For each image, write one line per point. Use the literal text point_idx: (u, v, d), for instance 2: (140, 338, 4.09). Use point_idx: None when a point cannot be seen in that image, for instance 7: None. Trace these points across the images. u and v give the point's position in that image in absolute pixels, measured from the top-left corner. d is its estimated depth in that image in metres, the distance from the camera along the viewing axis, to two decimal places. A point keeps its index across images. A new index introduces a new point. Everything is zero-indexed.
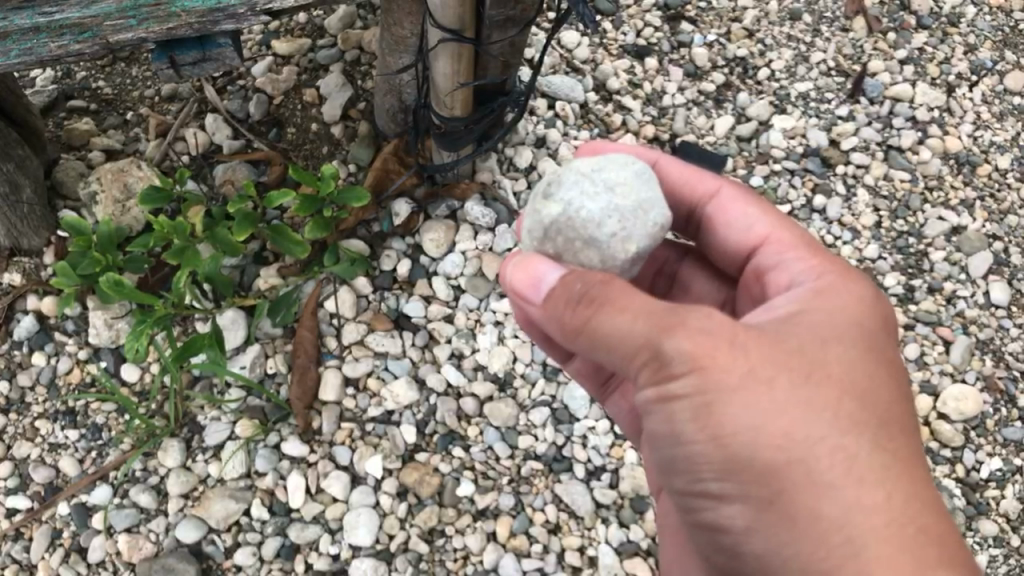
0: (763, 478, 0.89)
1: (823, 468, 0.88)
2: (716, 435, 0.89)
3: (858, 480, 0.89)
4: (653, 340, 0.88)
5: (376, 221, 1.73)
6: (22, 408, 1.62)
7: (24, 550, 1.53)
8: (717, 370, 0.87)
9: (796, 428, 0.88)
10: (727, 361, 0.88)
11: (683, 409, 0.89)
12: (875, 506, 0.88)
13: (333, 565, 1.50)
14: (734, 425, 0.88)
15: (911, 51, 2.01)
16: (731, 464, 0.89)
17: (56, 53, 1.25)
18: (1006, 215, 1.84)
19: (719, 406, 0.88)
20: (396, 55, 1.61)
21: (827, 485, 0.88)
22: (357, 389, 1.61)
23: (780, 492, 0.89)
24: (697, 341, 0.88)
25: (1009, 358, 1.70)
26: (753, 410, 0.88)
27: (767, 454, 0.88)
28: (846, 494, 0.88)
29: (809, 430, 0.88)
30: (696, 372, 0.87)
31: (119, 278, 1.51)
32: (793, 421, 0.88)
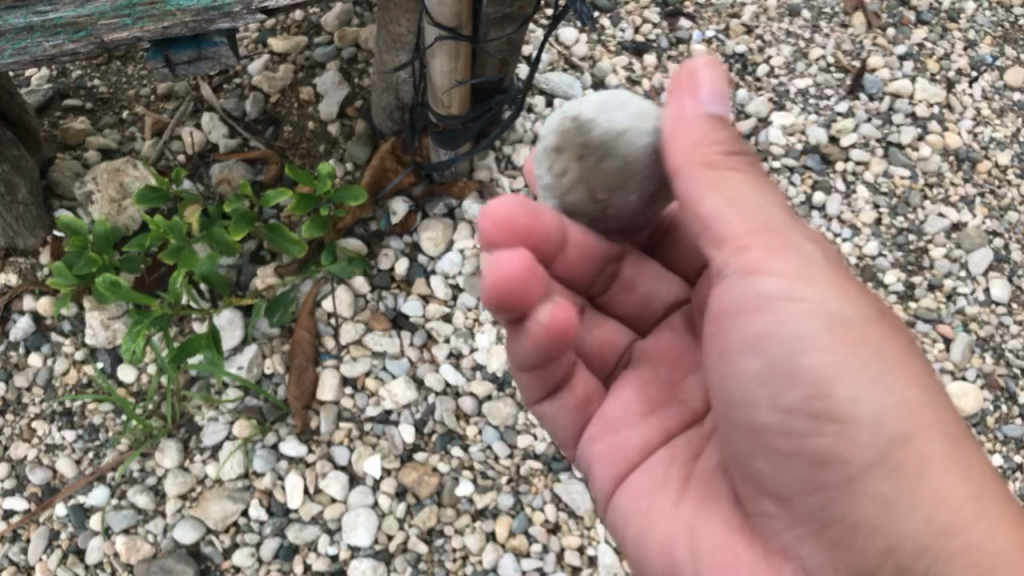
0: (870, 378, 0.89)
1: (934, 427, 0.89)
2: (841, 340, 0.90)
3: (946, 434, 0.90)
4: (768, 231, 0.92)
5: (374, 220, 1.72)
6: (18, 409, 1.61)
7: (21, 551, 1.52)
8: (847, 292, 0.92)
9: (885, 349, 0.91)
10: (854, 294, 0.93)
11: (811, 305, 0.91)
12: (943, 445, 0.90)
13: (332, 565, 1.49)
14: (837, 317, 0.91)
15: (910, 47, 2.01)
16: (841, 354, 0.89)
17: (50, 53, 1.24)
18: (1005, 211, 1.83)
19: (857, 325, 0.91)
20: (393, 53, 1.59)
21: (915, 406, 0.89)
22: (355, 389, 1.61)
23: (914, 430, 0.88)
24: (822, 264, 0.93)
25: (1009, 356, 1.69)
26: (850, 314, 0.91)
27: (866, 356, 0.90)
28: (926, 424, 0.89)
29: (914, 373, 0.91)
30: (828, 284, 0.92)
31: (115, 278, 1.50)
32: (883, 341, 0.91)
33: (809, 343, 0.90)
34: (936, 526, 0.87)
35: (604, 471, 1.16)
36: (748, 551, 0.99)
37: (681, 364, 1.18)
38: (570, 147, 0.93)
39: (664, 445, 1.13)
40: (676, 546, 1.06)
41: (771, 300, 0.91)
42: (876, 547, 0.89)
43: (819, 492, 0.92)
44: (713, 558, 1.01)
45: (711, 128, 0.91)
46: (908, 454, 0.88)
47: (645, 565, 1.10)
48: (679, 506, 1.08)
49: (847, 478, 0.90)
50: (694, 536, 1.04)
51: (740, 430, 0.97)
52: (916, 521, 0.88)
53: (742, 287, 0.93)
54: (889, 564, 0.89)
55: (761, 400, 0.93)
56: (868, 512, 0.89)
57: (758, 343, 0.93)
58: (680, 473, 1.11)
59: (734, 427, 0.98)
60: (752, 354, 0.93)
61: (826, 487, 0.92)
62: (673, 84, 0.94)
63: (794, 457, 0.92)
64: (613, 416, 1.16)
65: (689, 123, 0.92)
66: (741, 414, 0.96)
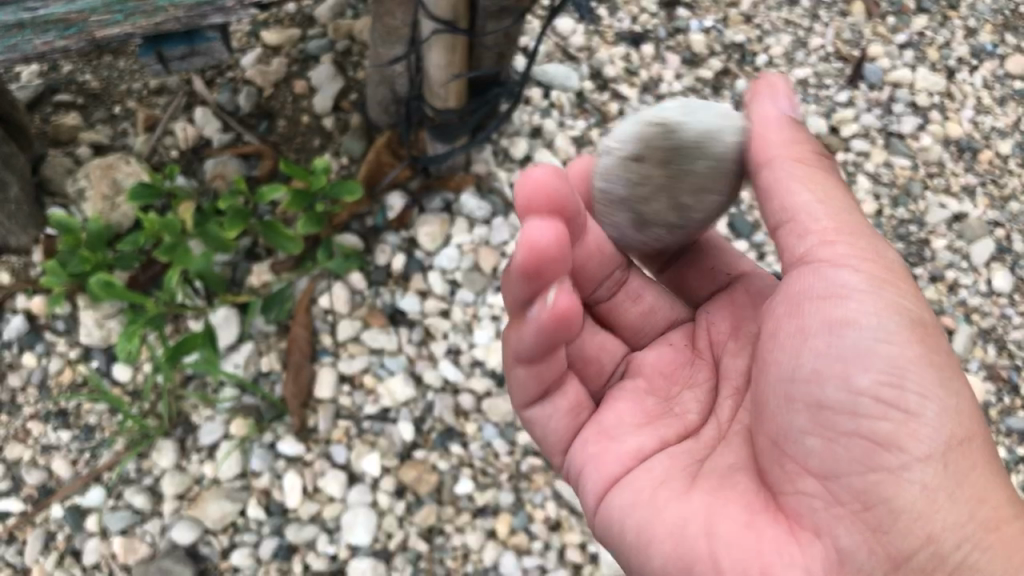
0: (938, 379, 0.91)
1: (980, 441, 0.92)
2: (915, 338, 0.92)
3: (990, 453, 0.93)
4: (851, 236, 0.97)
5: (369, 215, 1.70)
6: (13, 409, 1.59)
7: (18, 553, 1.50)
8: (922, 304, 0.95)
9: (952, 364, 0.94)
10: (925, 305, 0.96)
11: (893, 300, 0.93)
12: (988, 462, 0.92)
13: (331, 565, 1.47)
14: (917, 319, 0.93)
15: (911, 36, 1.99)
16: (916, 346, 0.92)
17: (40, 50, 1.20)
18: (1008, 201, 1.82)
19: (929, 332, 0.94)
20: (388, 47, 1.55)
21: (971, 419, 0.92)
22: (352, 386, 1.59)
23: (966, 437, 0.91)
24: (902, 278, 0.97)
25: (1012, 348, 1.68)
26: (926, 321, 0.94)
27: (937, 361, 0.92)
28: (978, 437, 0.92)
29: (968, 390, 0.93)
30: (908, 294, 0.95)
31: (109, 278, 1.46)
32: (949, 357, 0.94)
33: (889, 333, 0.91)
34: (976, 523, 0.89)
35: (603, 472, 1.10)
36: (774, 527, 0.93)
37: (679, 380, 1.17)
38: (655, 154, 0.99)
39: (659, 450, 1.09)
40: (690, 522, 0.98)
41: (853, 287, 0.94)
42: (915, 536, 0.88)
43: (871, 474, 0.89)
44: (737, 532, 0.93)
45: (796, 130, 0.99)
46: (957, 456, 0.90)
47: (650, 550, 1.00)
48: (691, 490, 1.02)
49: (902, 464, 0.88)
50: (712, 513, 0.97)
51: (798, 405, 0.94)
52: (959, 515, 0.89)
53: (824, 270, 0.95)
54: (926, 555, 0.88)
55: (830, 376, 0.92)
56: (917, 500, 0.88)
57: (836, 324, 0.93)
58: (688, 465, 1.06)
59: (791, 403, 0.95)
60: (828, 332, 0.93)
61: (875, 469, 0.89)
62: (755, 91, 1.03)
63: (853, 436, 0.90)
64: (610, 424, 1.14)
65: (774, 123, 0.99)
66: (804, 388, 0.94)
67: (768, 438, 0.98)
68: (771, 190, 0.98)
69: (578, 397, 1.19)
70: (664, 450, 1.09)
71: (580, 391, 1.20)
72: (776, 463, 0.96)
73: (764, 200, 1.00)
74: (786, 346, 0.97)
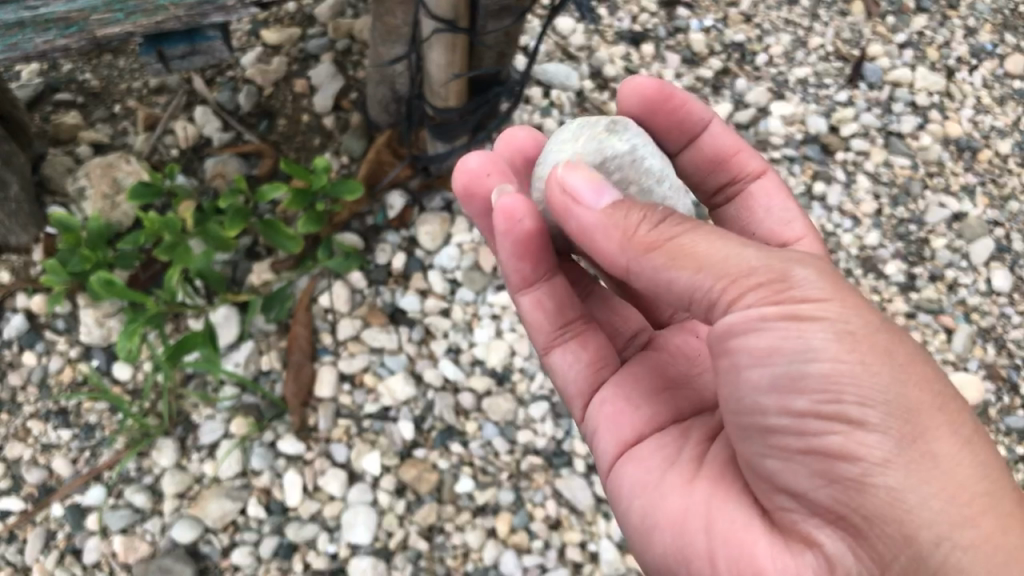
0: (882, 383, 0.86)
1: (942, 429, 0.87)
2: (846, 348, 0.86)
3: (961, 443, 0.88)
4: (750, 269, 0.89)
5: (370, 214, 1.71)
6: (14, 408, 1.59)
7: (18, 552, 1.50)
8: (855, 307, 0.88)
9: (905, 358, 0.88)
10: (856, 306, 0.88)
11: (811, 317, 0.86)
12: (959, 452, 0.87)
13: (331, 564, 1.47)
14: (848, 325, 0.87)
15: (910, 35, 1.99)
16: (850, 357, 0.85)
17: (41, 48, 1.20)
18: (1007, 201, 1.82)
19: (860, 335, 0.87)
20: (388, 46, 1.55)
21: (929, 415, 0.87)
22: (353, 385, 1.59)
23: (921, 432, 0.86)
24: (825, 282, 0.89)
25: (1012, 347, 1.68)
26: (861, 322, 0.87)
27: (879, 362, 0.86)
28: (942, 429, 0.87)
29: (920, 379, 0.88)
30: (835, 299, 0.88)
31: (109, 277, 1.46)
32: (901, 352, 0.88)
33: (815, 352, 0.86)
34: (952, 519, 0.84)
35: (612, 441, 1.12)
36: (766, 534, 0.92)
37: (699, 364, 1.20)
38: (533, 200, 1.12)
39: (656, 431, 1.11)
40: (691, 515, 0.98)
41: (769, 321, 0.87)
42: (893, 539, 0.84)
43: (834, 485, 0.86)
44: (733, 531, 0.93)
45: (616, 211, 0.95)
46: (917, 453, 0.85)
47: (654, 534, 1.03)
48: (695, 479, 1.01)
49: (861, 471, 0.85)
50: (711, 507, 0.97)
51: (750, 432, 0.93)
52: (933, 510, 0.84)
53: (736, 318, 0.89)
54: (907, 556, 0.84)
55: (769, 404, 0.89)
56: (884, 505, 0.84)
57: (763, 356, 0.88)
58: (692, 450, 1.06)
59: (744, 431, 0.94)
60: (758, 365, 0.89)
61: (837, 481, 0.86)
62: (552, 197, 1.00)
63: (807, 452, 0.87)
64: (626, 383, 1.16)
65: (600, 217, 0.95)
66: (753, 414, 0.92)
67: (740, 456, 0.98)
68: (657, 281, 0.93)
69: (599, 353, 1.21)
70: (663, 428, 1.11)
71: (601, 348, 1.21)
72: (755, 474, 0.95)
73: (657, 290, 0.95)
74: (728, 382, 0.94)
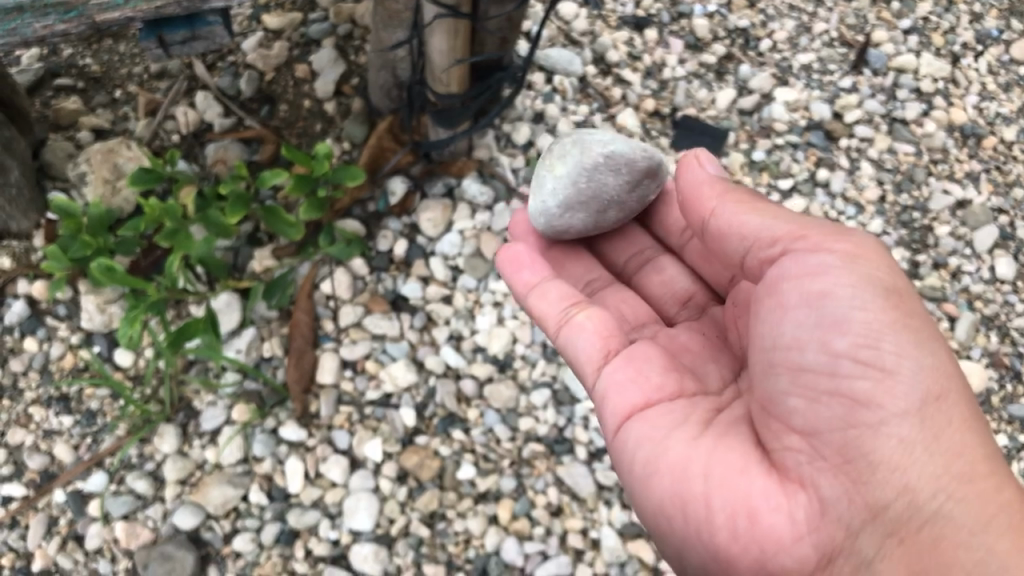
0: (917, 342, 0.96)
1: (961, 399, 0.97)
2: (892, 306, 0.96)
3: (974, 414, 0.98)
4: (815, 228, 1.03)
5: (372, 200, 1.70)
6: (15, 394, 1.59)
7: (21, 538, 1.51)
8: (900, 277, 0.99)
9: (935, 331, 0.98)
10: (901, 276, 1.00)
11: (867, 273, 0.98)
12: (970, 421, 0.97)
13: (333, 551, 1.48)
14: (895, 286, 0.98)
15: (915, 21, 1.98)
16: (894, 312, 0.96)
17: (40, 34, 1.19)
18: (1011, 187, 1.81)
19: (906, 299, 0.98)
20: (390, 31, 1.54)
21: (952, 383, 0.96)
22: (355, 371, 1.59)
23: (944, 395, 0.95)
24: (879, 252, 1.01)
25: (1015, 335, 1.67)
26: (904, 288, 0.99)
27: (916, 327, 0.97)
28: (961, 400, 0.97)
29: (946, 348, 0.98)
30: (884, 265, 0.99)
31: (111, 263, 1.45)
32: (932, 325, 0.99)
33: (863, 302, 0.96)
34: (952, 477, 0.94)
35: (618, 403, 1.09)
36: (765, 476, 0.97)
37: (704, 355, 1.21)
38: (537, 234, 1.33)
39: (673, 397, 1.09)
40: (692, 463, 1.00)
41: (829, 267, 0.98)
42: (893, 486, 0.93)
43: (852, 429, 0.94)
44: (730, 477, 0.97)
45: (722, 181, 1.13)
46: (936, 413, 0.95)
47: (650, 484, 1.04)
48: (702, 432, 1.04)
49: (881, 419, 0.94)
50: (714, 457, 1.00)
51: (779, 370, 1.00)
52: (936, 467, 0.93)
53: (799, 259, 1.00)
54: (902, 503, 0.93)
55: (809, 340, 0.97)
56: (895, 453, 0.93)
57: (814, 298, 0.97)
58: (703, 413, 1.07)
59: (774, 370, 1.00)
60: (807, 305, 0.98)
61: (856, 425, 0.94)
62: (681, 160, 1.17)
63: (834, 395, 0.95)
64: (638, 350, 1.13)
65: (707, 180, 1.13)
66: (787, 354, 0.99)
67: (761, 402, 1.03)
68: (730, 227, 1.10)
69: (608, 328, 1.17)
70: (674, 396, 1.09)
71: (610, 323, 1.17)
72: (769, 423, 1.01)
73: (725, 239, 1.11)
74: (767, 322, 1.02)
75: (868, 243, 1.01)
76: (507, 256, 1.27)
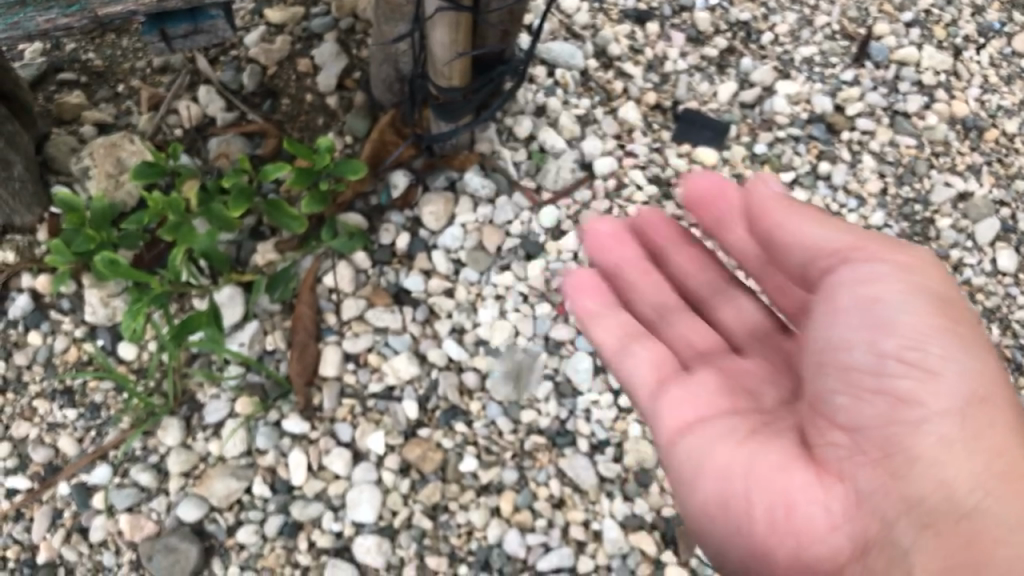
0: (961, 346, 1.01)
1: (1004, 407, 1.02)
2: (940, 313, 1.01)
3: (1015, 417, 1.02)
4: (869, 241, 1.08)
5: (374, 194, 1.70)
6: (19, 388, 1.60)
7: (26, 530, 1.51)
8: (952, 289, 1.04)
9: (981, 338, 1.03)
10: (953, 288, 1.05)
11: (920, 282, 1.03)
12: (1008, 421, 1.01)
13: (336, 542, 1.49)
14: (943, 294, 1.03)
15: (916, 13, 1.97)
16: (941, 317, 1.01)
17: (43, 27, 1.20)
18: (1013, 180, 1.81)
19: (957, 308, 1.03)
20: (392, 24, 1.55)
21: (993, 386, 1.01)
22: (358, 365, 1.60)
23: (984, 396, 1.01)
24: (932, 263, 1.06)
25: (1016, 327, 1.68)
26: (954, 298, 1.04)
27: (963, 332, 1.02)
28: (1000, 402, 1.02)
29: (995, 357, 1.03)
30: (936, 275, 1.04)
31: (113, 257, 1.46)
32: (978, 333, 1.03)
33: (911, 308, 1.01)
34: (990, 474, 0.98)
35: (667, 407, 1.13)
36: (805, 470, 1.03)
37: (769, 375, 1.22)
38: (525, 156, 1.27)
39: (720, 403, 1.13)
40: (737, 461, 1.06)
41: (883, 275, 1.03)
42: (933, 482, 0.99)
43: (891, 424, 1.01)
44: (772, 471, 1.03)
45: (784, 197, 1.13)
46: (976, 413, 1.00)
47: (696, 483, 1.09)
48: (747, 433, 1.09)
49: (921, 417, 1.00)
50: (758, 454, 1.05)
51: (828, 370, 1.05)
52: (974, 465, 0.99)
53: (854, 268, 1.05)
54: (939, 499, 0.98)
55: (857, 343, 1.02)
56: (932, 448, 0.99)
57: (867, 306, 1.02)
58: (751, 417, 1.12)
59: (823, 370, 1.06)
60: (859, 310, 1.03)
61: (896, 422, 1.00)
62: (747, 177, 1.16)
63: (878, 394, 1.01)
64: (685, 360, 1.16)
65: (767, 189, 1.13)
66: (835, 356, 1.04)
67: (808, 404, 1.08)
68: (785, 239, 1.12)
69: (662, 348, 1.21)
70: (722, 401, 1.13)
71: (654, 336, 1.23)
72: (814, 421, 1.07)
73: (779, 249, 1.14)
74: (818, 326, 1.07)
75: (927, 255, 1.06)
76: (574, 282, 1.31)
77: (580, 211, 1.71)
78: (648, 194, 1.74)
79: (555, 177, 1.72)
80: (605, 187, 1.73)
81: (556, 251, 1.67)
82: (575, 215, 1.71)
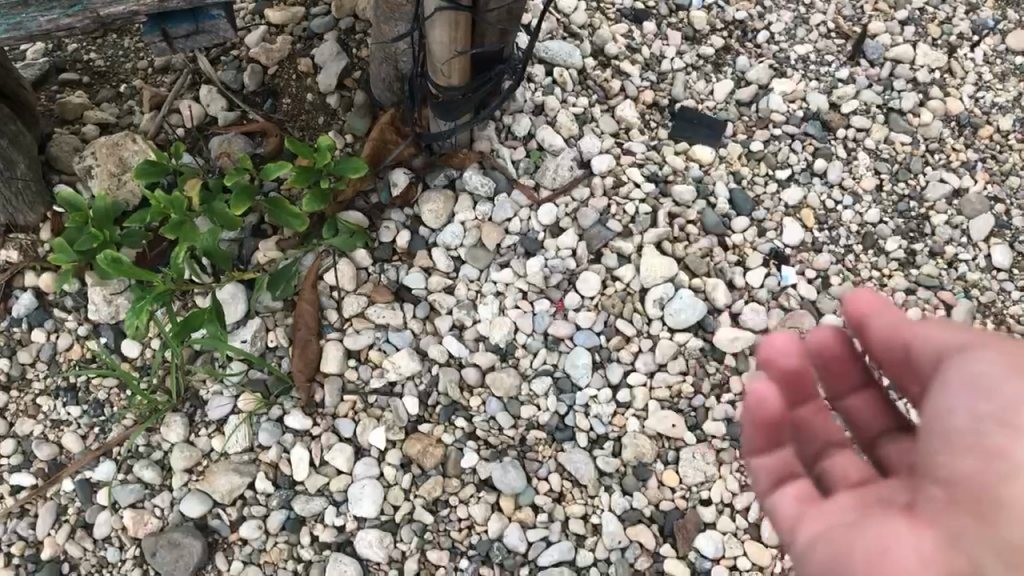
0: None
1: None
2: None
3: None
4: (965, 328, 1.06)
5: (374, 192, 1.72)
6: (23, 385, 1.62)
7: (30, 526, 1.53)
8: None
9: None
10: None
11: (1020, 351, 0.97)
12: None
13: (338, 537, 1.51)
14: None
15: (911, 12, 1.99)
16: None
17: (45, 27, 1.21)
18: (1007, 176, 1.82)
19: None
20: (392, 23, 1.58)
21: None
22: (359, 361, 1.62)
23: None
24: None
25: (1011, 322, 1.69)
26: None
27: None
28: None
29: None
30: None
31: (116, 254, 1.47)
32: None
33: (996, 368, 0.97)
34: None
35: (780, 491, 1.11)
36: (898, 519, 0.96)
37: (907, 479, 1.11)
38: None
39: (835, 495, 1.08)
40: (833, 526, 1.00)
41: (989, 354, 0.99)
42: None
43: (984, 470, 0.93)
44: (861, 523, 0.97)
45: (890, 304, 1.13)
46: None
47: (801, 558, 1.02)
48: (850, 505, 1.04)
49: (1011, 469, 0.92)
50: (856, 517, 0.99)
51: (936, 445, 0.99)
52: None
53: (948, 349, 1.04)
54: None
55: (958, 412, 0.97)
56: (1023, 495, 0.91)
57: (976, 382, 0.97)
58: (873, 506, 1.02)
59: (933, 446, 0.99)
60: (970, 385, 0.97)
61: (988, 471, 0.93)
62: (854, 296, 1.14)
63: (972, 451, 0.95)
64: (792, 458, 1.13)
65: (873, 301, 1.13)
66: (940, 425, 0.99)
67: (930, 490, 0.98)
68: (900, 340, 1.10)
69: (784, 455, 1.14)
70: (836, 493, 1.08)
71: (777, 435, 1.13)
72: (922, 496, 0.99)
73: (893, 351, 1.11)
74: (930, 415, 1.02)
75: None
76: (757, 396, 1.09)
77: (579, 209, 1.71)
78: (646, 191, 1.74)
79: (554, 175, 1.72)
80: (603, 184, 1.74)
81: (555, 248, 1.69)
82: (574, 212, 1.72)
